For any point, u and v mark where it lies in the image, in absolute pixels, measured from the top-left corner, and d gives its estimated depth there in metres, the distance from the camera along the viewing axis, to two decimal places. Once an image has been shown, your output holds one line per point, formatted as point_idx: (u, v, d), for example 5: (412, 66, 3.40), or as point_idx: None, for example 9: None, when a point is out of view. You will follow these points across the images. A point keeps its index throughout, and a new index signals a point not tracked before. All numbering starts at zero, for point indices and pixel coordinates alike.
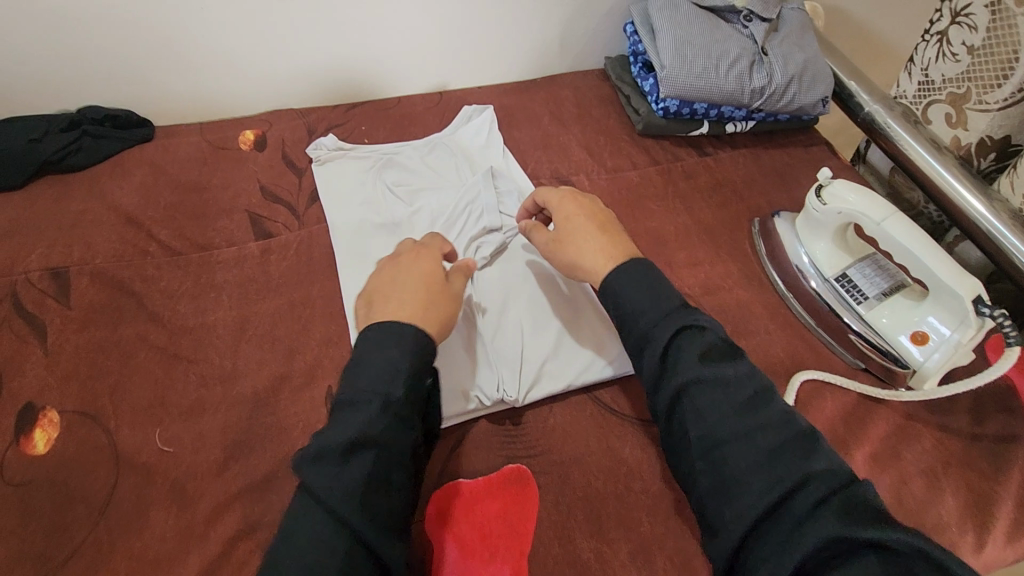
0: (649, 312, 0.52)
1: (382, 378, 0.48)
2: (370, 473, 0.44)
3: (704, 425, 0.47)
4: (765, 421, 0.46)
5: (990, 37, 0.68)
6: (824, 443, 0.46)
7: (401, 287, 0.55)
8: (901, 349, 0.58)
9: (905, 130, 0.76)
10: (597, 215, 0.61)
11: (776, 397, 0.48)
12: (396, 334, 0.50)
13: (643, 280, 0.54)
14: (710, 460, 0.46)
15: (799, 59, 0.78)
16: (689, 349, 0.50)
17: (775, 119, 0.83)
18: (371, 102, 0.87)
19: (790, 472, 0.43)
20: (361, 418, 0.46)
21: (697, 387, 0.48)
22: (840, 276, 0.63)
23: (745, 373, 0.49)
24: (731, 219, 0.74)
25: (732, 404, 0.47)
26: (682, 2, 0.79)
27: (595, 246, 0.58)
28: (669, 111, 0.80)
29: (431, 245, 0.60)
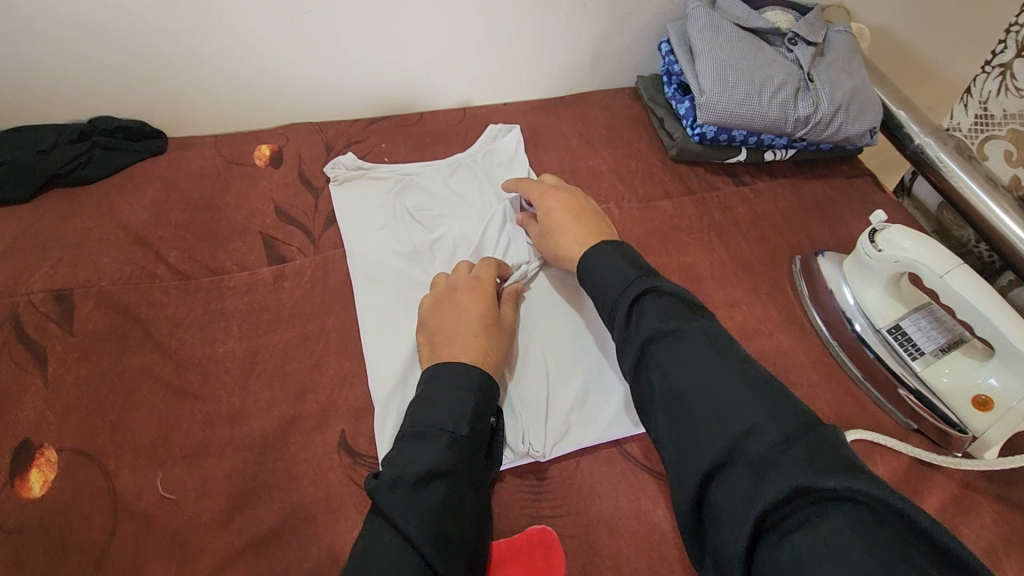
0: (614, 282, 0.54)
1: (452, 412, 0.48)
2: (441, 504, 0.43)
3: (664, 377, 0.47)
4: (724, 372, 0.46)
5: None
6: (787, 396, 0.45)
7: (462, 326, 0.54)
8: (960, 412, 0.54)
9: (958, 166, 0.71)
10: (574, 204, 0.64)
11: (738, 353, 0.49)
12: (462, 374, 0.50)
13: (614, 255, 0.57)
14: (671, 412, 0.46)
15: (847, 87, 0.73)
16: (650, 309, 0.51)
17: (817, 148, 0.78)
18: (392, 118, 0.83)
19: (747, 419, 0.43)
20: (433, 450, 0.45)
21: (658, 342, 0.49)
22: (892, 327, 0.59)
23: (705, 330, 0.50)
24: (770, 256, 0.70)
25: (690, 356, 0.47)
26: (724, 23, 0.74)
27: (571, 232, 0.62)
28: (706, 137, 0.75)
29: (484, 279, 0.59)
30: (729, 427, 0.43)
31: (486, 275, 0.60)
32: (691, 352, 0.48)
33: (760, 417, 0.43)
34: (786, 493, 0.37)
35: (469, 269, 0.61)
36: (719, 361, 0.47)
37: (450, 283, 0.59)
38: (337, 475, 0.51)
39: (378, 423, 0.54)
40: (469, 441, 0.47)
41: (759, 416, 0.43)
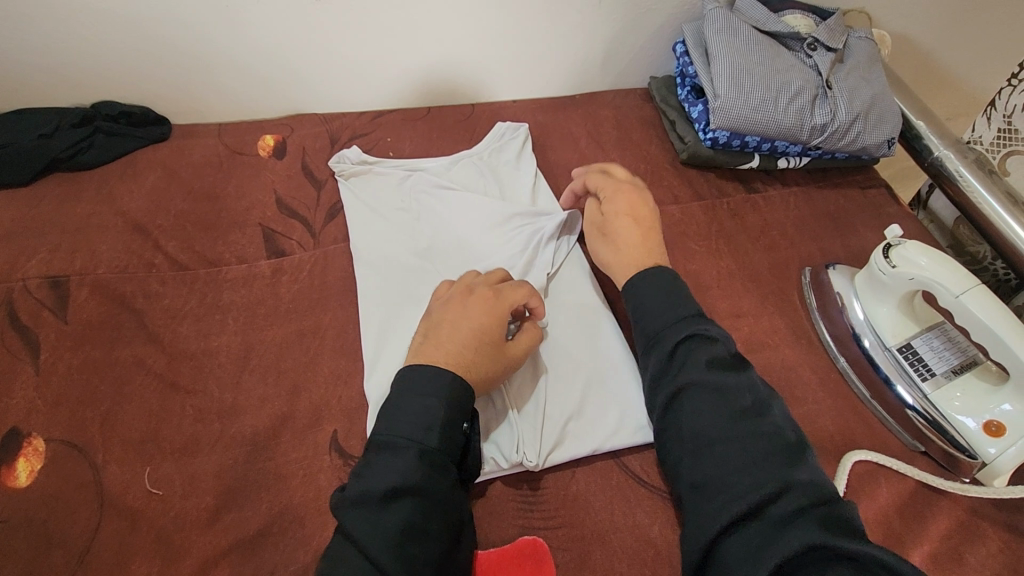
0: (660, 318, 0.54)
1: (422, 422, 0.47)
2: (408, 520, 0.43)
3: (697, 422, 0.48)
4: (760, 429, 0.47)
5: None
6: (812, 463, 0.46)
7: (456, 333, 0.52)
8: (970, 437, 0.52)
9: (977, 179, 0.69)
10: (643, 215, 0.62)
11: (775, 412, 0.49)
12: (434, 381, 0.48)
13: (665, 287, 0.56)
14: (698, 455, 0.47)
15: (866, 95, 0.71)
16: (698, 353, 0.51)
17: (832, 157, 0.76)
18: (399, 112, 0.82)
19: (775, 479, 0.43)
20: (399, 463, 0.45)
21: (699, 388, 0.49)
22: (903, 346, 0.57)
23: (748, 384, 0.50)
24: (779, 267, 0.68)
25: (729, 409, 0.48)
26: (742, 25, 0.72)
27: (630, 246, 0.60)
28: (717, 142, 0.74)
29: (504, 296, 0.55)
30: (755, 482, 0.44)
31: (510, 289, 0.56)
32: (730, 405, 0.48)
33: (788, 478, 0.43)
34: (798, 554, 0.39)
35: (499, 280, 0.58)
36: (754, 420, 0.47)
37: (471, 284, 0.56)
38: (327, 477, 0.51)
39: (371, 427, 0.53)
40: (439, 453, 0.46)
41: (787, 478, 0.44)
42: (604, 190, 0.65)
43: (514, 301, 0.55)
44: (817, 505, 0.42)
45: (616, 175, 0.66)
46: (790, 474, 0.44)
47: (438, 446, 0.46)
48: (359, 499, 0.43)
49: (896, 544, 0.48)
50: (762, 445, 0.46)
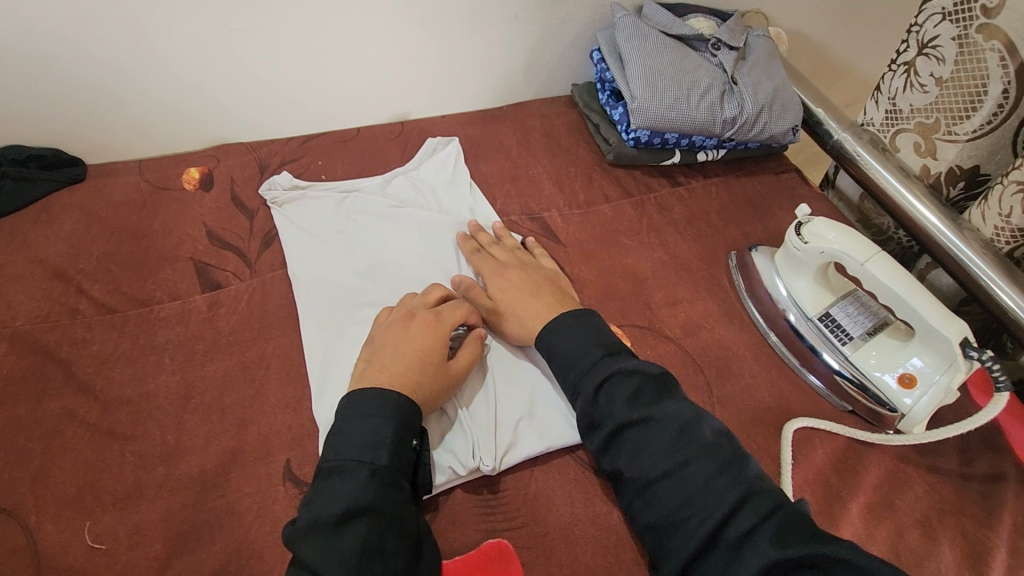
0: (576, 363, 0.54)
1: (368, 442, 0.47)
2: (363, 538, 0.42)
3: (636, 465, 0.48)
4: (697, 454, 0.47)
5: (958, 70, 0.65)
6: (755, 465, 0.48)
7: (399, 356, 0.52)
8: (888, 391, 0.57)
9: (872, 158, 0.75)
10: (528, 280, 0.61)
11: (711, 428, 0.50)
12: (379, 400, 0.49)
13: (572, 332, 0.56)
14: (645, 498, 0.48)
15: (768, 88, 0.77)
16: (618, 394, 0.51)
17: (745, 147, 0.81)
18: (328, 135, 0.82)
19: (722, 503, 0.45)
20: (350, 487, 0.44)
21: (627, 430, 0.50)
22: (823, 315, 0.62)
23: (677, 410, 0.50)
24: (708, 254, 0.72)
25: (662, 442, 0.48)
26: (651, 30, 0.77)
27: (531, 310, 0.59)
28: (640, 141, 0.78)
29: (445, 318, 0.56)
30: (704, 511, 0.45)
31: (451, 312, 0.57)
32: (663, 437, 0.48)
33: (734, 498, 0.45)
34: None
35: (438, 301, 0.59)
36: (689, 445, 0.48)
37: (412, 307, 0.58)
38: (283, 507, 0.50)
39: None
40: (389, 469, 0.46)
41: (735, 497, 0.45)
42: (483, 268, 0.64)
43: (457, 321, 0.57)
44: (768, 515, 0.44)
45: (483, 253, 0.66)
46: (735, 493, 0.45)
47: (388, 463, 0.46)
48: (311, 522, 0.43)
49: (835, 500, 0.52)
50: (702, 471, 0.46)
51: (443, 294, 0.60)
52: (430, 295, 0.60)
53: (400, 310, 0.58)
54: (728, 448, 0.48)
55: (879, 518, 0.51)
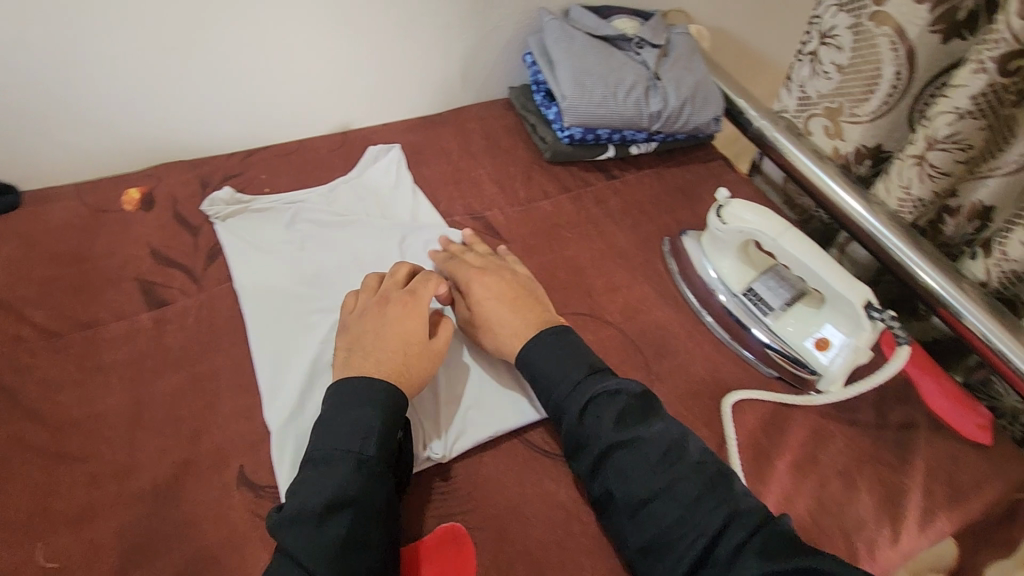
0: (558, 387, 0.55)
1: (358, 433, 0.49)
2: (346, 529, 0.45)
3: (625, 487, 0.50)
4: (684, 474, 0.50)
5: (855, 56, 0.69)
6: (738, 485, 0.51)
7: (382, 338, 0.55)
8: (808, 355, 0.61)
9: (789, 142, 0.79)
10: (506, 290, 0.62)
11: (694, 447, 0.52)
12: (367, 391, 0.50)
13: (555, 352, 0.57)
14: (637, 520, 0.49)
15: (690, 82, 0.81)
16: (605, 414, 0.52)
17: (674, 138, 0.86)
18: (270, 149, 0.83)
19: (712, 521, 0.47)
20: (336, 477, 0.46)
21: (616, 451, 0.51)
22: (746, 291, 0.66)
23: (661, 430, 0.52)
24: (644, 242, 0.76)
25: (650, 464, 0.50)
26: (577, 33, 0.81)
27: (509, 327, 0.59)
28: (574, 138, 0.81)
29: (420, 295, 0.59)
30: (696, 531, 0.47)
31: (422, 289, 0.59)
32: (651, 459, 0.51)
33: (723, 515, 0.48)
34: None
35: (405, 280, 0.61)
36: (676, 465, 0.50)
37: (385, 290, 0.59)
38: (239, 511, 0.51)
39: (277, 453, 0.54)
40: (377, 461, 0.48)
41: (723, 516, 0.48)
42: (459, 278, 0.63)
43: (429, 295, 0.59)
44: (756, 533, 0.47)
45: (462, 262, 0.65)
46: (724, 511, 0.48)
47: (375, 454, 0.48)
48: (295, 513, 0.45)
49: (764, 460, 0.56)
50: (691, 490, 0.49)
51: (409, 271, 0.62)
52: (397, 273, 0.61)
53: (372, 293, 0.60)
54: (711, 467, 0.51)
55: (804, 473, 0.55)
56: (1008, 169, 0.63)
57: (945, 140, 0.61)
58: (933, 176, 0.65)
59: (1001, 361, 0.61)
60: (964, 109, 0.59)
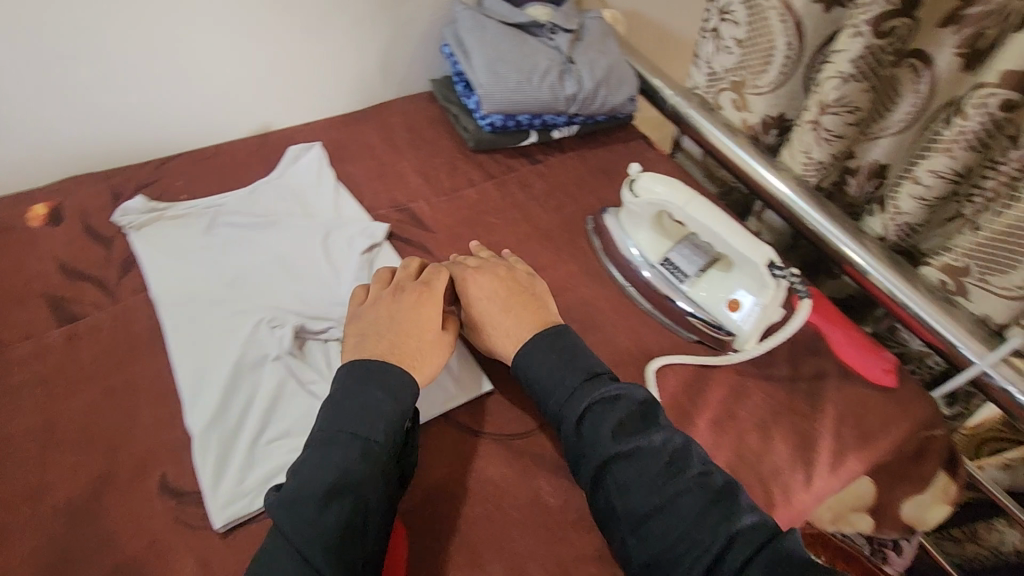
0: (555, 393, 0.55)
1: (370, 418, 0.49)
2: (345, 515, 0.45)
3: (627, 500, 0.49)
4: (689, 488, 0.49)
5: (751, 30, 0.72)
6: (744, 498, 0.50)
7: (395, 325, 0.56)
8: (723, 317, 0.64)
9: (701, 117, 0.82)
10: (505, 289, 0.62)
11: (696, 457, 0.52)
12: (378, 376, 0.52)
13: (551, 357, 0.56)
14: (639, 534, 0.48)
15: (603, 64, 0.83)
16: (604, 424, 0.52)
17: (594, 121, 0.87)
18: (186, 155, 0.81)
19: (716, 539, 0.47)
20: (342, 461, 0.47)
21: (617, 461, 0.50)
22: (663, 261, 0.68)
23: (663, 440, 0.52)
24: (568, 222, 0.77)
25: (651, 476, 0.50)
26: (489, 21, 0.82)
27: (505, 326, 0.60)
28: (495, 125, 0.82)
29: (434, 287, 0.60)
30: (699, 548, 0.47)
31: (435, 279, 0.61)
32: (651, 471, 0.50)
33: (726, 532, 0.47)
34: None
35: (418, 272, 0.63)
36: (678, 478, 0.50)
37: (399, 281, 0.61)
38: (161, 520, 0.50)
39: (199, 458, 0.53)
40: (385, 448, 0.49)
41: (726, 533, 0.47)
42: (458, 275, 0.63)
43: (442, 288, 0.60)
44: (760, 550, 0.46)
45: (460, 261, 0.65)
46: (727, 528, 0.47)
47: (383, 442, 0.49)
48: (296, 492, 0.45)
49: (685, 420, 0.58)
50: (694, 505, 0.48)
51: (420, 264, 0.63)
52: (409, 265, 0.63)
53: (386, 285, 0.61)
54: (715, 480, 0.50)
55: (722, 429, 0.58)
56: (895, 128, 0.66)
57: (835, 104, 0.64)
58: (829, 139, 0.68)
59: (899, 309, 0.64)
60: (847, 73, 0.62)
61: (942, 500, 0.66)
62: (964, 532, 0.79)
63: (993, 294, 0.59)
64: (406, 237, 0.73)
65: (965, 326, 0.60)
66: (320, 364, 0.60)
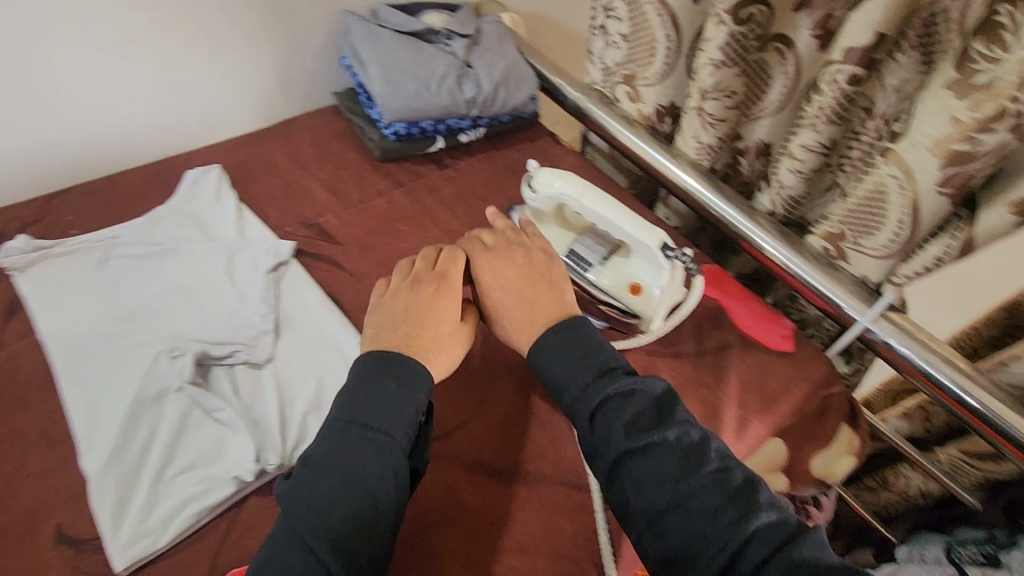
0: (568, 389, 0.54)
1: (388, 413, 0.50)
2: (354, 510, 0.46)
3: (641, 496, 0.49)
4: (703, 489, 0.48)
5: (633, 25, 0.75)
6: (766, 498, 0.49)
7: (409, 318, 0.57)
8: (627, 302, 0.66)
9: (600, 111, 0.84)
10: (521, 277, 0.61)
11: (715, 453, 0.51)
12: (394, 370, 0.52)
13: (564, 348, 0.56)
14: (655, 530, 0.48)
15: (501, 66, 0.85)
16: (619, 416, 0.51)
17: (499, 122, 0.89)
18: (75, 188, 0.77)
19: (731, 537, 0.46)
20: (360, 459, 0.47)
21: (631, 457, 0.50)
22: (567, 253, 0.69)
23: (679, 436, 0.50)
24: (478, 224, 0.78)
25: (665, 472, 0.49)
26: (382, 30, 0.82)
27: (516, 317, 0.60)
28: (399, 133, 0.82)
29: (450, 279, 0.61)
30: (713, 545, 0.46)
31: (453, 267, 0.62)
32: (665, 468, 0.49)
33: (740, 530, 0.46)
34: None
35: (435, 260, 0.63)
36: (695, 474, 0.49)
37: (416, 272, 0.62)
38: (61, 569, 0.48)
39: (98, 500, 0.51)
40: (399, 444, 0.49)
41: (740, 531, 0.46)
42: (479, 259, 0.63)
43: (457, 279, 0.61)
44: (774, 551, 0.45)
45: (479, 240, 0.65)
46: (744, 526, 0.46)
47: (400, 438, 0.49)
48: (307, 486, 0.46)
49: None
50: (711, 502, 0.47)
51: (439, 251, 0.64)
52: (431, 251, 0.64)
53: (407, 277, 0.62)
54: (735, 478, 0.49)
55: None
56: (772, 108, 0.70)
57: (713, 89, 0.68)
58: (713, 123, 0.72)
59: (792, 278, 0.68)
60: (719, 60, 0.65)
61: (847, 452, 0.69)
62: (876, 480, 0.84)
63: (867, 255, 0.60)
64: (314, 252, 0.72)
65: (848, 287, 0.64)
66: (225, 389, 0.58)
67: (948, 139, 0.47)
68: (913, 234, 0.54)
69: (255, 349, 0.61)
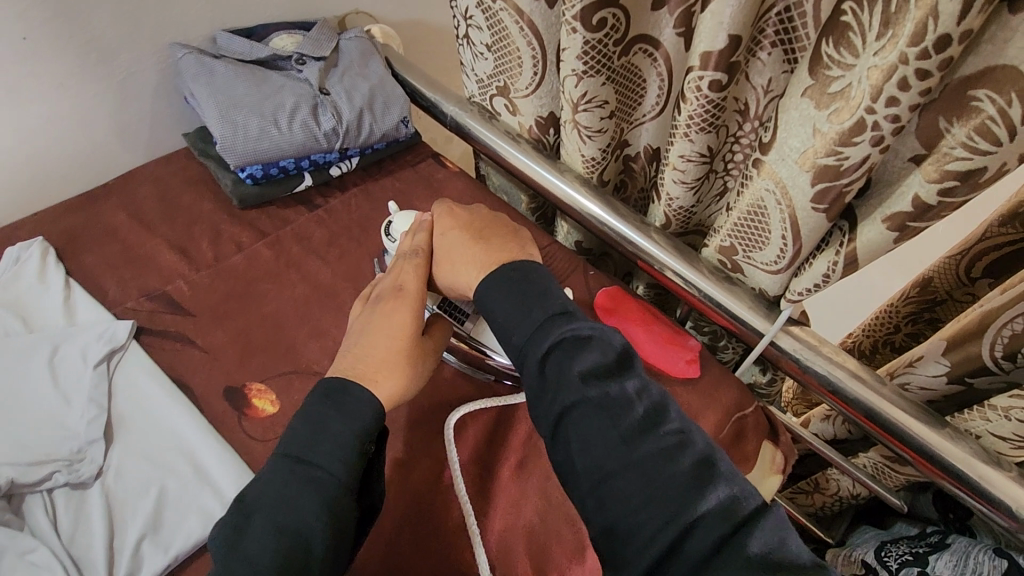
0: (519, 331, 0.48)
1: (330, 448, 0.44)
2: (283, 552, 0.40)
3: (588, 455, 0.43)
4: (650, 458, 0.42)
5: (494, 34, 0.66)
6: (730, 465, 0.43)
7: (392, 342, 0.50)
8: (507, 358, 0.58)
9: (480, 125, 0.77)
10: (474, 220, 0.57)
11: (675, 414, 0.45)
12: (349, 407, 0.46)
13: (518, 291, 0.49)
14: (599, 495, 0.42)
15: (363, 88, 0.76)
16: (572, 363, 0.45)
17: (374, 149, 0.79)
18: None
19: (686, 509, 0.40)
20: (291, 503, 0.42)
21: (579, 409, 0.44)
22: (441, 302, 0.58)
23: (638, 392, 0.45)
24: (351, 270, 0.69)
25: (619, 430, 0.42)
26: (218, 63, 0.72)
27: (472, 257, 0.53)
28: (257, 176, 0.72)
29: (410, 292, 0.54)
30: (667, 515, 0.40)
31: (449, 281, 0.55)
32: (620, 427, 0.43)
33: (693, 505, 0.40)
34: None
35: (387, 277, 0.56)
36: (652, 436, 0.43)
37: (381, 288, 0.55)
38: None
39: None
40: (339, 479, 0.44)
41: (693, 504, 0.40)
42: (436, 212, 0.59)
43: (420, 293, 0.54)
44: (731, 526, 0.39)
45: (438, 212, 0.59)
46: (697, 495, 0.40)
47: (342, 473, 0.44)
48: (240, 531, 0.42)
49: (489, 473, 0.55)
50: (666, 468, 0.41)
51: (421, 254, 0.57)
52: (409, 263, 0.56)
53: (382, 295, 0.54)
54: (698, 445, 0.43)
55: (528, 471, 0.55)
56: (652, 112, 0.65)
57: (583, 101, 0.61)
58: (590, 135, 0.65)
59: (693, 296, 0.62)
60: (581, 69, 0.58)
61: (773, 471, 0.61)
62: (809, 484, 0.82)
63: (759, 268, 0.55)
64: (160, 330, 0.63)
65: (746, 299, 0.59)
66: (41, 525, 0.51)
67: (813, 152, 0.41)
68: (797, 250, 0.49)
69: (79, 466, 0.53)
